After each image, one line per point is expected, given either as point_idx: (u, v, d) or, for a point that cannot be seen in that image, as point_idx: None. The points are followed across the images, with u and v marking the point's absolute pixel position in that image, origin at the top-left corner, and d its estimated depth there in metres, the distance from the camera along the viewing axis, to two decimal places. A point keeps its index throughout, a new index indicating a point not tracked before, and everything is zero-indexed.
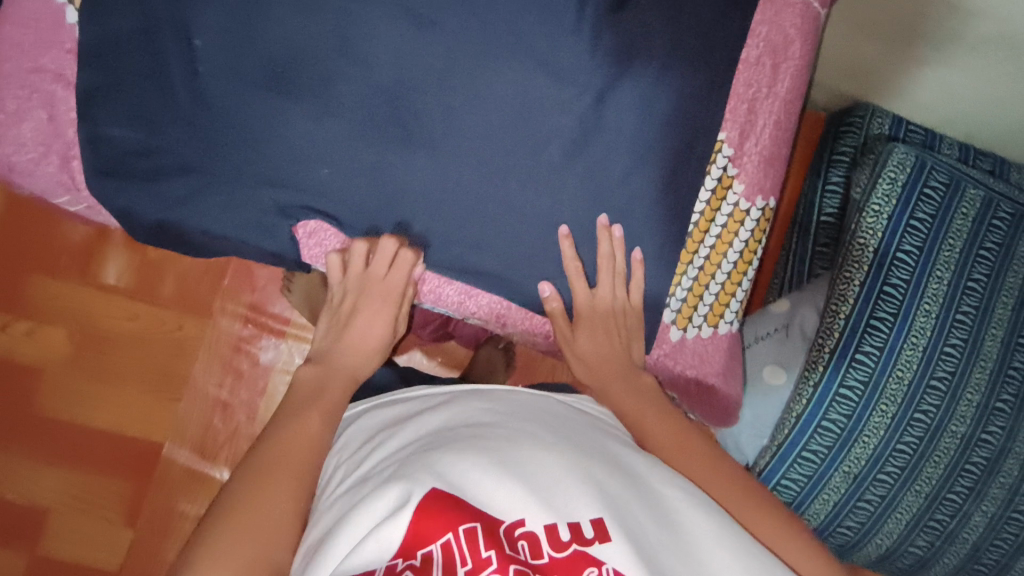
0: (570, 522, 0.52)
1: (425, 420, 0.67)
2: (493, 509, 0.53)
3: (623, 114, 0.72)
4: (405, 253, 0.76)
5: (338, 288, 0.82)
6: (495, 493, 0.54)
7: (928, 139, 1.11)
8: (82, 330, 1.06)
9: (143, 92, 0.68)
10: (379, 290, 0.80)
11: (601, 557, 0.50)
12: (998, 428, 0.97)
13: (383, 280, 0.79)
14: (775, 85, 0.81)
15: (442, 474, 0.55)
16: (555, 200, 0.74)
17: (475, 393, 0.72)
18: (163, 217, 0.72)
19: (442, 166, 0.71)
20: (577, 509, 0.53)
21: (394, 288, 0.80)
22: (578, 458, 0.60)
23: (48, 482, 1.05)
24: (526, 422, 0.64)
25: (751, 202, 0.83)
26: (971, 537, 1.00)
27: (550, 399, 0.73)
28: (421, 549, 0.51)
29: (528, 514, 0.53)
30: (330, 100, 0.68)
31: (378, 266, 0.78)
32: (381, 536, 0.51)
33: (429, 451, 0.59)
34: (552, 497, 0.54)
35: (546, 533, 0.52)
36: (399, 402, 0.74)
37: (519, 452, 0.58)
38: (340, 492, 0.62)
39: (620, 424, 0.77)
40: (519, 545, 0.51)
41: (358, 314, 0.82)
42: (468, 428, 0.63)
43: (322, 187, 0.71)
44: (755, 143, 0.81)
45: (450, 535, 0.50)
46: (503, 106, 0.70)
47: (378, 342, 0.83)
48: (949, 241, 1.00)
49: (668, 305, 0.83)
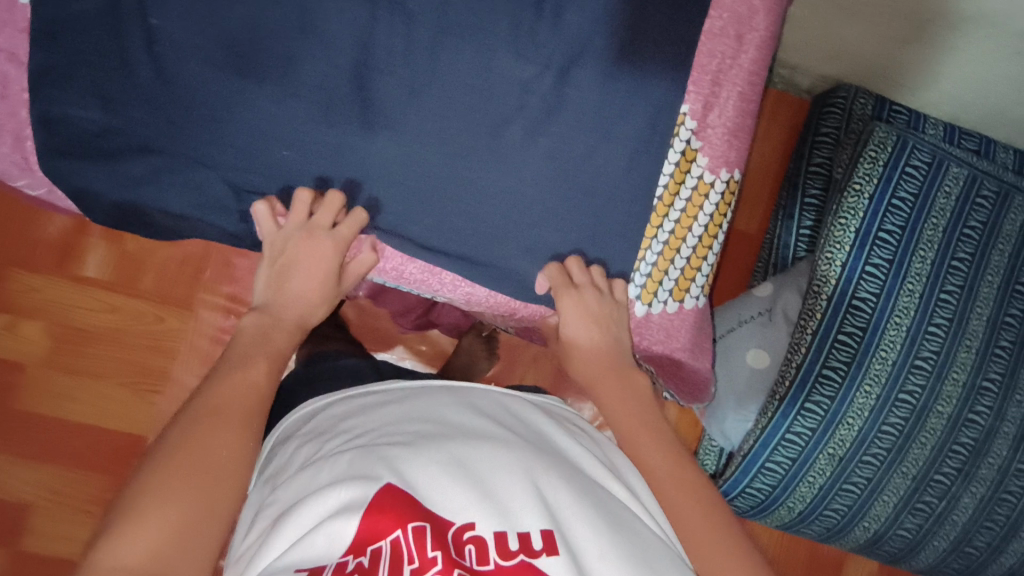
0: (518, 531, 0.46)
1: (383, 411, 0.60)
2: (446, 510, 0.47)
3: (587, 92, 0.66)
4: (357, 214, 0.67)
5: (273, 238, 0.67)
6: (451, 492, 0.48)
7: (913, 119, 1.13)
8: (61, 324, 1.04)
9: (96, 71, 0.61)
10: (316, 244, 0.67)
11: (545, 569, 0.44)
12: (985, 408, 1.02)
13: (327, 237, 0.67)
14: (739, 56, 0.70)
15: (398, 468, 0.49)
16: (522, 179, 0.68)
17: (440, 387, 0.64)
18: (123, 198, 0.65)
19: (406, 148, 0.65)
20: (527, 516, 0.47)
21: (336, 248, 0.67)
22: (545, 461, 0.54)
23: (29, 475, 1.03)
24: (486, 420, 0.57)
25: (714, 175, 0.72)
26: (960, 519, 1.05)
27: (515, 396, 0.65)
28: (372, 545, 0.44)
29: (478, 518, 0.47)
30: (293, 82, 0.63)
31: (324, 218, 0.66)
32: (336, 529, 0.45)
33: (385, 442, 0.53)
34: (506, 502, 0.48)
35: (494, 540, 0.46)
36: (349, 394, 0.66)
37: (480, 452, 0.52)
38: (282, 484, 0.55)
39: (561, 410, 0.69)
40: (466, 550, 0.45)
41: (291, 267, 0.68)
42: (427, 424, 0.56)
43: (284, 169, 0.66)
44: (718, 115, 0.70)
45: (398, 532, 0.44)
46: (464, 85, 0.65)
47: (312, 304, 0.70)
48: (933, 219, 1.04)
49: (632, 280, 0.74)
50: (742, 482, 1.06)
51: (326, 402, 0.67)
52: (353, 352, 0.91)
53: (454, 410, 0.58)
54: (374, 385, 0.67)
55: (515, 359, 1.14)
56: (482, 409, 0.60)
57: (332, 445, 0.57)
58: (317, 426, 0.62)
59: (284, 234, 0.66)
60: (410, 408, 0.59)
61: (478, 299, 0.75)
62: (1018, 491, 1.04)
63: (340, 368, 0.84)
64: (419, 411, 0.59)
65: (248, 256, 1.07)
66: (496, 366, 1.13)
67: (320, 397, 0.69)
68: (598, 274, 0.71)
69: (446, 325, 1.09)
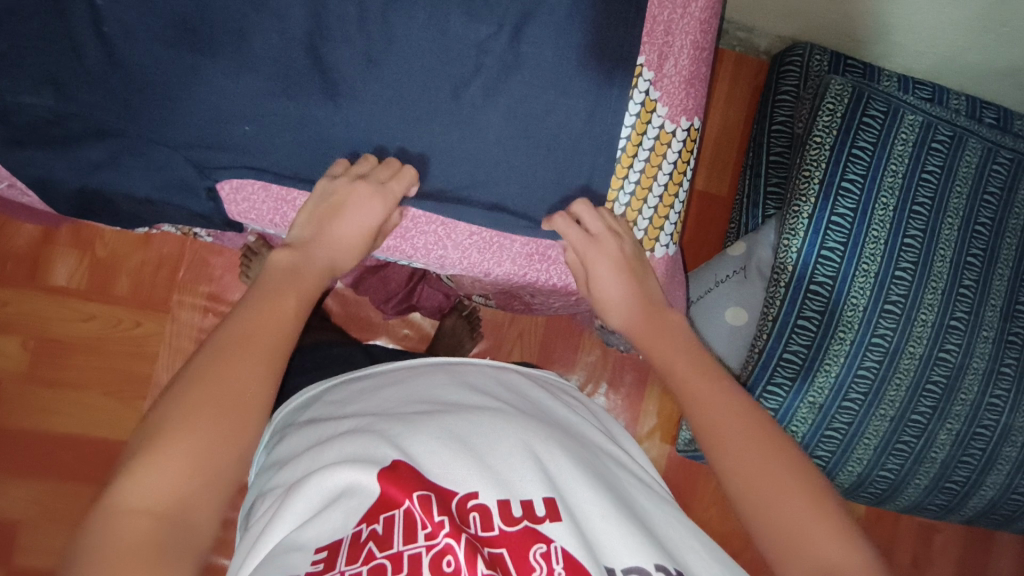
0: (521, 499, 0.45)
1: (381, 394, 0.58)
2: (449, 481, 0.46)
3: (542, 47, 0.68)
4: (408, 172, 0.66)
5: (327, 184, 0.65)
6: (452, 464, 0.47)
7: (868, 71, 1.16)
8: (36, 337, 1.02)
9: (47, 57, 0.61)
10: (369, 193, 0.64)
11: (549, 534, 0.43)
12: (954, 346, 1.06)
13: (378, 189, 0.64)
14: (689, 4, 0.71)
15: (402, 445, 0.48)
16: (484, 140, 0.69)
17: (438, 366, 0.62)
18: (85, 184, 0.64)
19: (367, 112, 0.67)
20: (528, 484, 0.46)
21: (387, 202, 0.64)
22: (545, 431, 0.52)
23: (16, 493, 1.01)
24: (484, 396, 0.56)
25: (675, 123, 0.73)
26: (939, 455, 1.09)
27: (506, 370, 0.64)
28: (385, 513, 0.43)
29: (481, 487, 0.45)
30: (247, 56, 0.64)
31: (379, 174, 0.65)
32: (351, 504, 0.44)
33: (385, 420, 0.52)
34: (509, 473, 0.47)
35: (497, 506, 0.44)
36: (336, 383, 0.64)
37: (480, 423, 0.50)
38: (287, 464, 0.52)
39: (564, 383, 0.67)
40: (470, 518, 0.44)
41: (339, 208, 0.64)
42: (426, 404, 0.54)
43: (247, 145, 0.66)
44: (673, 65, 0.71)
45: (408, 501, 0.43)
46: (421, 50, 0.67)
47: (346, 249, 0.65)
48: (892, 166, 1.06)
49: None
50: None
51: (322, 390, 0.64)
52: (341, 340, 0.90)
53: (451, 388, 0.57)
54: (370, 367, 0.65)
55: (502, 336, 1.14)
56: (477, 385, 0.58)
57: (328, 425, 0.55)
58: (313, 413, 0.60)
59: (340, 180, 0.64)
60: (408, 391, 0.57)
61: (452, 263, 0.73)
62: (992, 424, 1.08)
63: (327, 352, 0.84)
64: (417, 393, 0.57)
65: (222, 253, 1.07)
66: (483, 344, 1.13)
67: (314, 386, 0.67)
68: (607, 214, 0.71)
69: (428, 308, 1.09)
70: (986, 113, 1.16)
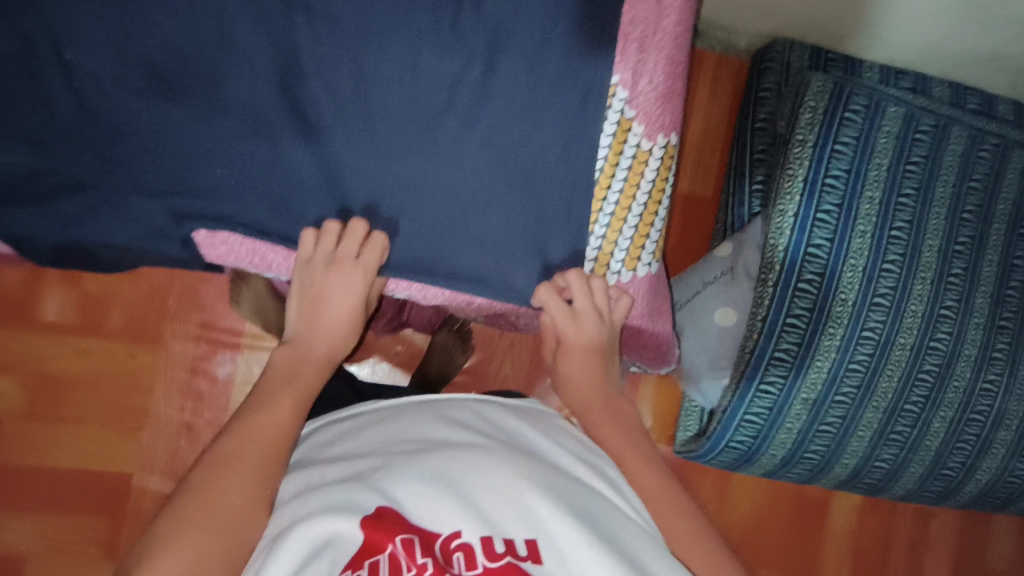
0: (504, 537, 0.46)
1: (368, 434, 0.58)
2: (434, 523, 0.47)
3: (513, 75, 0.69)
4: (377, 240, 0.68)
5: (307, 264, 0.69)
6: (436, 505, 0.48)
7: (848, 66, 1.18)
8: (32, 376, 1.03)
9: (21, 114, 0.62)
10: (347, 272, 0.68)
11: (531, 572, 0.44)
12: (945, 334, 1.06)
13: (353, 263, 0.68)
14: (662, 19, 0.71)
15: (387, 489, 0.49)
16: (460, 169, 0.69)
17: (423, 403, 0.63)
18: (65, 237, 0.65)
19: (343, 149, 0.67)
20: (513, 525, 0.47)
21: (362, 276, 0.69)
22: (529, 465, 0.53)
23: (22, 529, 1.02)
24: (469, 432, 0.56)
25: (652, 141, 0.73)
26: (934, 443, 1.09)
27: (492, 403, 0.64)
28: (369, 558, 0.44)
29: (463, 526, 0.46)
30: (220, 100, 0.65)
31: (348, 247, 0.67)
32: (338, 551, 0.45)
33: (371, 463, 0.52)
34: (493, 512, 0.48)
35: (480, 543, 0.45)
36: (325, 422, 0.64)
37: (464, 461, 0.51)
38: (278, 509, 0.53)
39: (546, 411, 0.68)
40: (454, 558, 0.45)
41: (326, 287, 0.69)
42: (412, 443, 0.55)
43: (222, 189, 0.66)
44: (649, 81, 0.71)
45: (391, 545, 0.44)
46: (392, 83, 0.67)
47: (344, 318, 0.71)
48: (876, 159, 1.06)
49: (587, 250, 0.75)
50: (724, 437, 1.08)
51: (313, 429, 0.65)
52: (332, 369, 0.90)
53: (436, 425, 0.57)
54: (356, 405, 0.65)
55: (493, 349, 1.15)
56: (463, 421, 0.59)
57: (315, 468, 0.55)
58: (303, 454, 0.61)
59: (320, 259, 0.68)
60: (393, 430, 0.58)
61: (434, 293, 0.74)
62: (985, 409, 1.09)
63: None
64: (403, 430, 0.58)
65: (212, 282, 1.07)
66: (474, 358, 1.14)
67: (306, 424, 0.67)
68: (598, 288, 0.74)
69: (420, 324, 1.09)
70: (970, 99, 1.18)
